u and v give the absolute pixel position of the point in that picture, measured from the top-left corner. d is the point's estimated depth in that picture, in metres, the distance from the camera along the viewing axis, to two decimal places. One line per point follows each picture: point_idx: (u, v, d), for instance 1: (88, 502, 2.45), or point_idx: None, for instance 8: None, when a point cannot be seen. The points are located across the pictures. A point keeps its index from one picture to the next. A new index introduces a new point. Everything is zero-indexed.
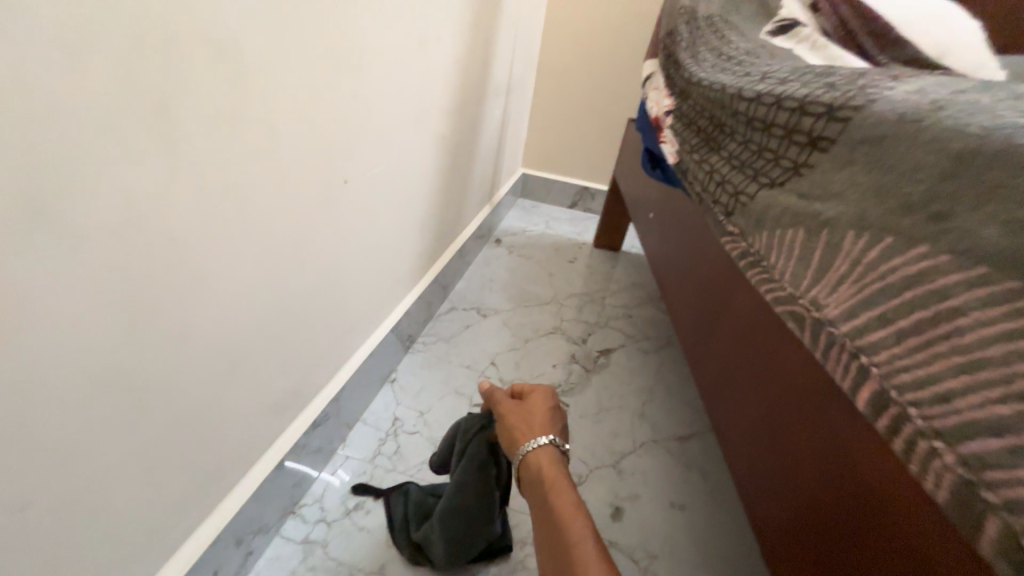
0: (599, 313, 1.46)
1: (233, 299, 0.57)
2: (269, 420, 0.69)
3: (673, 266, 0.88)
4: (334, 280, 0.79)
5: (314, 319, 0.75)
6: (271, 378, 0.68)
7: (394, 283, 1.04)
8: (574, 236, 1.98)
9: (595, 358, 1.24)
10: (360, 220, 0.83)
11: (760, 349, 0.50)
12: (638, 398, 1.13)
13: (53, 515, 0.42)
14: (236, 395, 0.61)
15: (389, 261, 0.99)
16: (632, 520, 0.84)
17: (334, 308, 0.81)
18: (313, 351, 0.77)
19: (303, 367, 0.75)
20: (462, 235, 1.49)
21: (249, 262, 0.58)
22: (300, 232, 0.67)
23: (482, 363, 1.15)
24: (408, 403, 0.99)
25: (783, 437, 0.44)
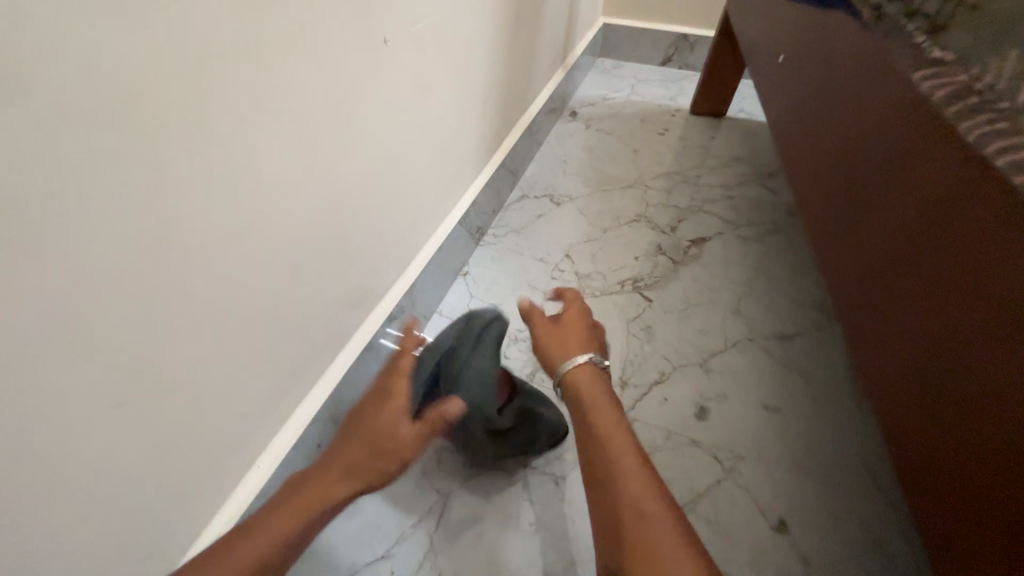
0: (692, 195, 1.26)
1: (283, 196, 0.52)
2: (346, 315, 0.70)
3: (801, 127, 0.69)
4: (390, 169, 0.71)
5: (376, 213, 0.71)
6: (341, 275, 0.67)
7: (458, 170, 0.95)
8: (665, 102, 1.66)
9: (685, 248, 1.10)
10: (412, 93, 0.71)
11: (916, 228, 0.41)
12: (735, 293, 0.99)
13: (159, 404, 0.46)
14: (309, 293, 0.61)
15: (449, 145, 0.88)
16: (719, 420, 0.79)
17: (396, 199, 0.75)
18: (380, 247, 0.74)
19: (372, 264, 0.73)
20: (532, 109, 1.30)
21: (291, 152, 0.51)
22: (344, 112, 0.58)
23: (556, 256, 1.08)
24: (481, 297, 0.97)
25: (935, 334, 0.37)
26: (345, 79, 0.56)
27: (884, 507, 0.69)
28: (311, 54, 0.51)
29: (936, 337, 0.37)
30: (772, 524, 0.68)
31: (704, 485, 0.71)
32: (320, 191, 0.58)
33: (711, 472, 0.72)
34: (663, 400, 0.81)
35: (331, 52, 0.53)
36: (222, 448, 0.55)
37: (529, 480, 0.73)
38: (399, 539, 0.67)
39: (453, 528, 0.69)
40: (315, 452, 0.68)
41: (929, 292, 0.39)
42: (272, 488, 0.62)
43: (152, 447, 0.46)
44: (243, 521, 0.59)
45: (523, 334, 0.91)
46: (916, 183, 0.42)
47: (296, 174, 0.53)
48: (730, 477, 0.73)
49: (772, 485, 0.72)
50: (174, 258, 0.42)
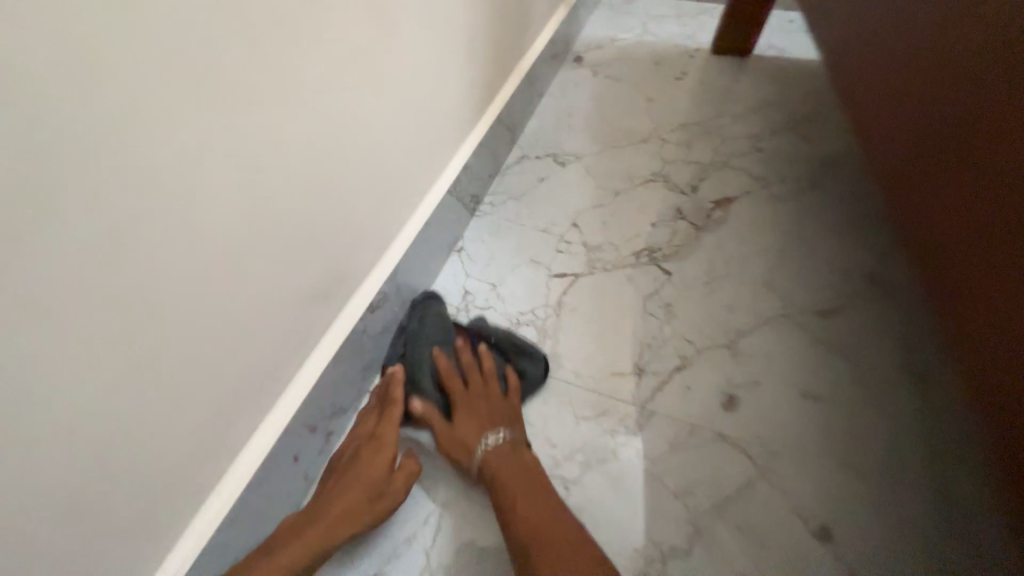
0: (716, 148, 1.11)
1: (182, 174, 0.41)
2: (312, 309, 0.61)
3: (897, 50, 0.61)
4: (350, 132, 0.59)
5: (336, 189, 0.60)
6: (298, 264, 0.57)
7: (444, 129, 0.81)
8: (684, 41, 1.46)
9: (707, 211, 0.96)
10: (366, 34, 0.57)
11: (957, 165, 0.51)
12: (765, 261, 0.87)
13: (68, 443, 0.38)
14: (258, 289, 0.52)
15: (429, 99, 0.74)
16: (750, 411, 0.69)
17: (366, 171, 0.64)
18: (348, 226, 0.64)
19: (340, 249, 0.63)
20: (530, 54, 1.13)
21: (177, 119, 0.39)
22: (250, 52, 0.43)
23: (561, 225, 0.95)
24: (477, 277, 0.87)
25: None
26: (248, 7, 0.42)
27: (929, 509, 0.62)
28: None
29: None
30: (813, 532, 0.60)
31: (735, 487, 0.63)
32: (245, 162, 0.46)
33: (742, 469, 0.64)
34: (685, 390, 0.71)
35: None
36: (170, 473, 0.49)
37: None
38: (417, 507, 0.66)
39: (464, 503, 0.67)
40: (290, 466, 0.62)
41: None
42: (242, 510, 0.56)
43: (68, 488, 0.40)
44: (209, 547, 0.53)
45: (526, 317, 0.81)
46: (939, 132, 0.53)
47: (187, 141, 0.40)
48: (764, 477, 0.64)
49: (810, 485, 0.64)
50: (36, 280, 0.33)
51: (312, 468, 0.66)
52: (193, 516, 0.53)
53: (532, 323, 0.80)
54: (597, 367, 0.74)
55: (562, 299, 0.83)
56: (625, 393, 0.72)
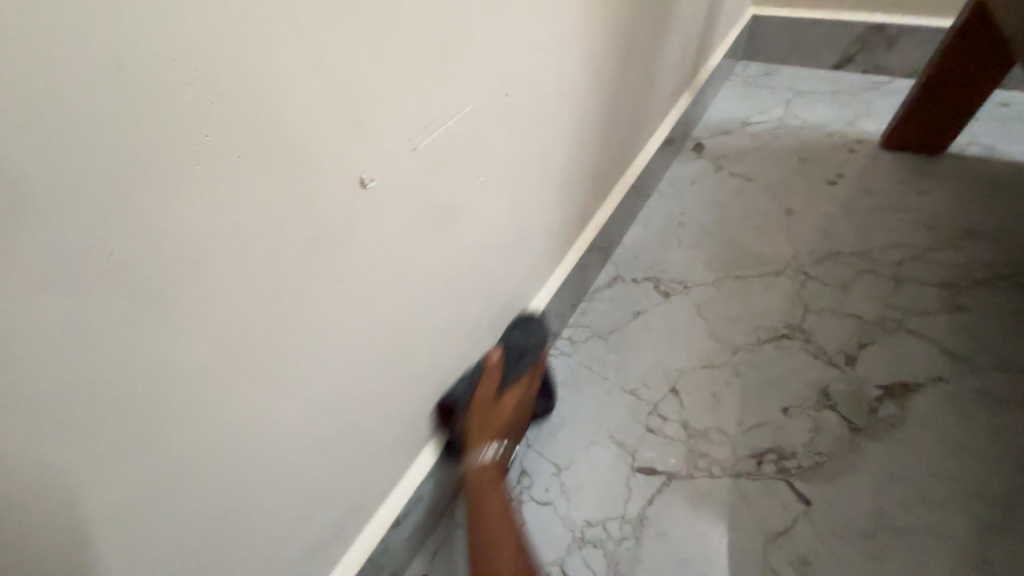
0: (889, 296, 0.82)
1: (142, 491, 0.32)
2: (329, 538, 0.50)
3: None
4: (382, 338, 0.46)
5: (374, 397, 0.48)
6: (314, 497, 0.46)
7: (523, 280, 0.68)
8: (839, 129, 1.17)
9: (870, 402, 0.69)
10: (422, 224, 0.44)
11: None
12: (968, 519, 0.59)
13: None
14: (258, 546, 0.42)
15: (506, 261, 0.61)
16: None
17: (414, 365, 0.52)
18: (387, 434, 0.52)
19: (371, 462, 0.51)
20: (641, 157, 0.95)
21: (134, 441, 0.30)
22: (247, 320, 0.34)
23: (658, 389, 0.75)
24: (539, 453, 0.69)
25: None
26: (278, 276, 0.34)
27: None
28: (192, 283, 0.30)
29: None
30: None
31: None
32: (237, 435, 0.36)
33: None
34: None
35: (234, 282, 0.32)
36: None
37: None
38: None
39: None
40: None
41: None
42: None
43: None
44: None
45: (594, 532, 0.62)
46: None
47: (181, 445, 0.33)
48: None
49: None
50: None
51: None
52: None
53: (602, 546, 0.61)
54: None
55: (645, 514, 0.63)
56: None
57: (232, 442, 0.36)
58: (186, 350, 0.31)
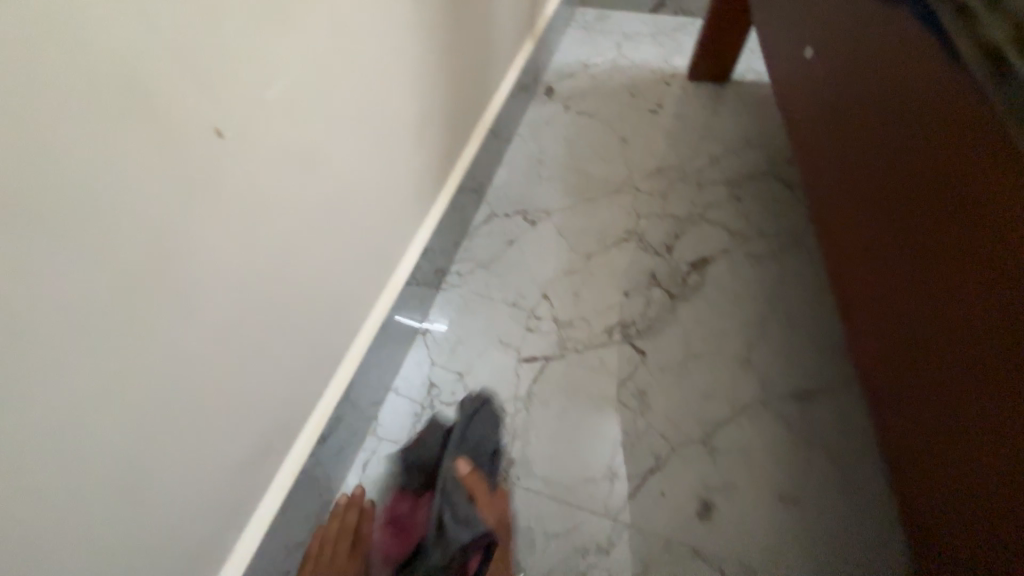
0: (694, 197, 1.05)
1: (88, 420, 0.35)
2: (261, 460, 0.55)
3: (832, 165, 0.64)
4: (280, 275, 0.50)
5: (278, 326, 0.52)
6: (243, 422, 0.51)
7: (402, 218, 0.75)
8: (658, 66, 1.39)
9: (683, 275, 0.92)
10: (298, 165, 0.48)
11: (939, 244, 0.45)
12: (745, 335, 0.83)
13: None
14: (207, 464, 0.47)
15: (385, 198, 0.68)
16: (729, 520, 0.66)
17: (314, 296, 0.57)
18: (301, 363, 0.58)
19: (290, 388, 0.57)
20: (494, 103, 1.06)
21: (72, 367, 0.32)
22: (151, 253, 0.36)
23: (532, 297, 0.91)
24: (443, 367, 0.83)
25: (969, 437, 0.40)
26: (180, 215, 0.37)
27: None
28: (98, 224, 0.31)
29: (973, 485, 0.39)
30: None
31: None
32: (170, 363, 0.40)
33: None
34: (661, 497, 0.68)
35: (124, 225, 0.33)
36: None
37: None
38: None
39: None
40: None
41: (968, 429, 0.40)
42: None
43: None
44: None
45: (494, 413, 0.77)
46: (933, 211, 0.46)
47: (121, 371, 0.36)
48: None
49: None
50: None
51: None
52: None
53: (501, 422, 0.76)
54: (568, 473, 0.71)
55: (532, 390, 0.80)
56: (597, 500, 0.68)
57: (162, 368, 0.39)
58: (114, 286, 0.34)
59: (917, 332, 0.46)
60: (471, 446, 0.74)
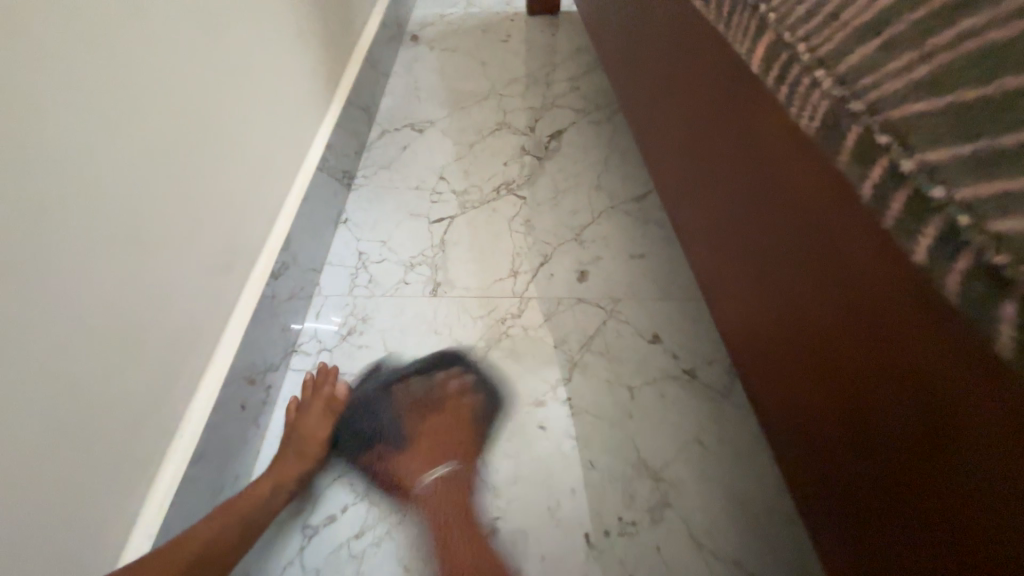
0: (544, 93, 1.31)
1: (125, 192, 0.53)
2: (227, 272, 0.69)
3: (632, 90, 0.66)
4: (222, 135, 0.68)
5: (230, 173, 0.69)
6: (215, 235, 0.67)
7: (306, 103, 0.91)
8: (502, 7, 1.63)
9: (545, 144, 1.17)
10: (210, 57, 0.65)
11: (779, 185, 0.38)
12: (594, 171, 1.10)
13: (75, 379, 0.48)
14: (198, 257, 0.63)
15: (288, 73, 0.86)
16: (598, 277, 0.91)
17: (251, 157, 0.74)
18: (243, 200, 0.72)
19: (236, 195, 0.71)
20: (364, 39, 1.24)
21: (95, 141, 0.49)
22: (125, 84, 0.53)
23: (431, 179, 1.10)
24: (368, 238, 0.99)
25: (921, 520, 0.32)
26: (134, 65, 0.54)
27: None
28: (89, 47, 0.49)
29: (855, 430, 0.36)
30: (649, 339, 0.81)
31: (595, 328, 0.83)
32: (140, 75, 0.54)
33: (597, 316, 0.85)
34: (551, 276, 0.92)
35: (112, 64, 0.51)
36: (143, 415, 0.56)
37: (453, 371, 0.79)
38: (393, 397, 0.77)
39: (413, 382, 0.79)
40: (240, 414, 0.69)
41: (881, 412, 0.34)
42: (210, 455, 0.64)
43: (57, 420, 0.46)
44: (185, 485, 0.60)
45: (417, 258, 0.95)
46: (831, 236, 0.34)
47: (125, 162, 0.53)
48: (614, 316, 0.85)
49: (646, 311, 0.85)
50: (39, 256, 0.44)
51: (261, 416, 0.74)
52: (159, 467, 0.58)
53: (424, 262, 0.94)
54: (482, 280, 0.91)
55: (444, 237, 0.99)
56: (506, 289, 0.90)
57: (153, 169, 0.56)
58: (116, 101, 0.51)
59: (851, 423, 0.37)
60: (404, 282, 0.91)
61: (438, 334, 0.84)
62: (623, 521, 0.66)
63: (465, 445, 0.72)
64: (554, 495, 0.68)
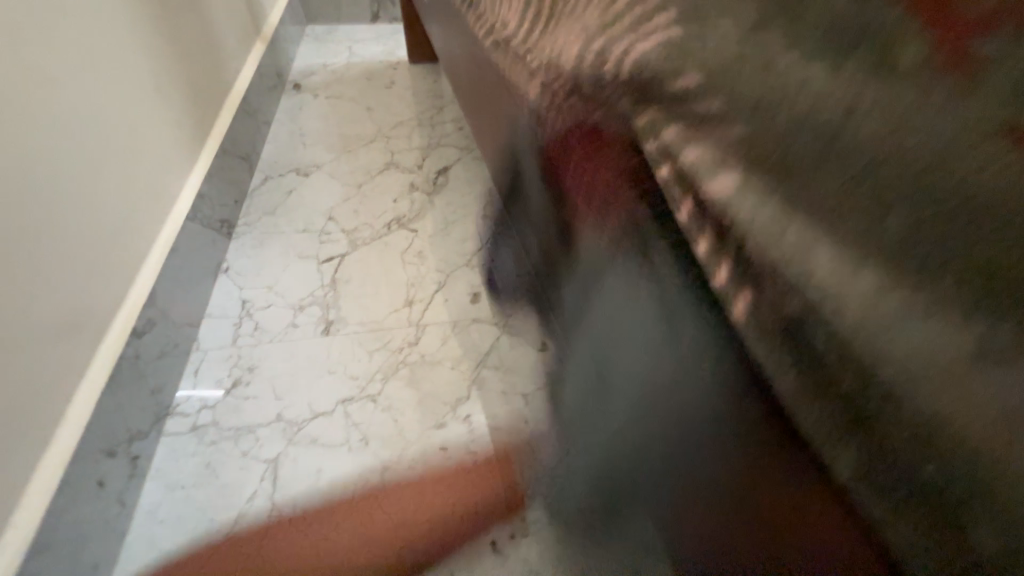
0: (430, 133, 1.39)
1: None
2: (73, 333, 0.63)
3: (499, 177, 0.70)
4: (62, 188, 0.63)
5: (73, 227, 0.64)
6: (55, 294, 0.61)
7: (166, 150, 0.88)
8: (385, 56, 1.72)
9: (433, 179, 1.24)
10: (43, 104, 0.61)
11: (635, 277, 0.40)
12: (480, 201, 1.18)
13: None
14: (32, 319, 0.57)
15: (146, 122, 0.83)
16: (490, 297, 0.96)
17: (100, 208, 0.69)
18: (91, 254, 0.67)
19: (84, 250, 0.66)
20: (237, 88, 1.23)
21: None
22: None
23: (320, 221, 1.10)
24: (252, 285, 0.95)
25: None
26: None
27: None
28: None
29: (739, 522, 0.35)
30: (539, 348, 0.88)
31: (488, 345, 0.88)
32: None
33: (491, 334, 0.90)
34: (445, 301, 0.95)
35: None
36: None
37: (350, 408, 0.78)
38: (286, 445, 0.74)
39: (308, 424, 0.76)
40: (97, 492, 0.62)
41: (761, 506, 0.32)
42: (57, 544, 0.56)
43: None
44: None
45: (308, 299, 0.94)
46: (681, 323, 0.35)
47: None
48: (507, 331, 0.91)
49: (534, 323, 0.92)
50: None
51: (127, 492, 0.67)
52: None
53: (315, 302, 0.93)
54: (377, 312, 0.92)
55: (335, 275, 0.99)
56: (401, 319, 0.91)
57: None
58: None
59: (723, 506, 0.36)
60: (293, 325, 0.89)
61: (333, 373, 0.83)
62: (526, 521, 0.69)
63: (367, 480, 0.71)
64: (458, 511, 0.69)
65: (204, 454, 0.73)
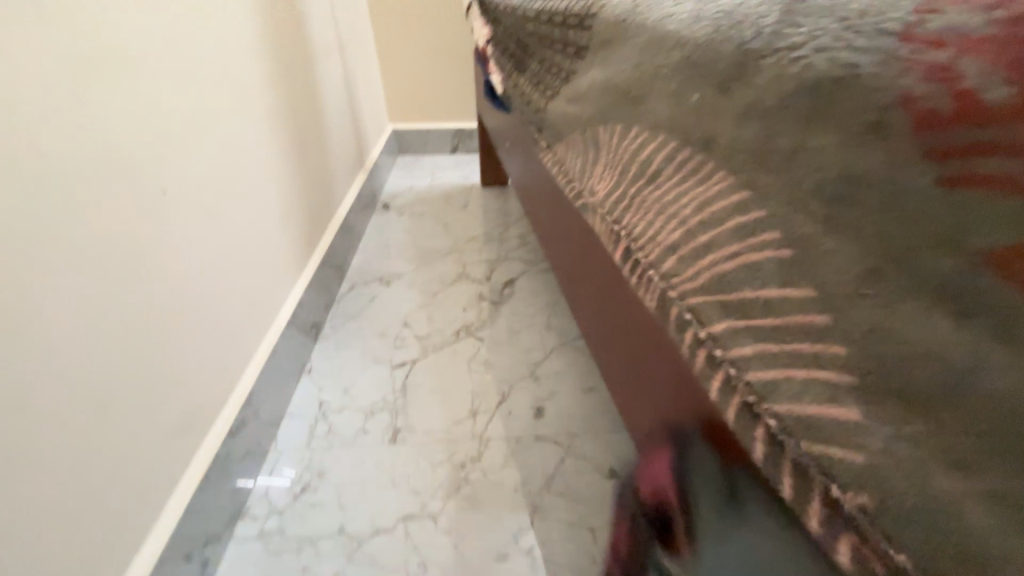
0: (499, 248, 1.52)
1: (99, 367, 0.57)
2: (184, 434, 0.70)
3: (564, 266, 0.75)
4: (201, 305, 0.75)
5: (202, 337, 0.75)
6: (178, 398, 0.69)
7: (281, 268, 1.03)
8: (461, 181, 1.97)
9: (501, 290, 1.32)
10: (200, 239, 0.76)
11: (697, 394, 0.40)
12: (544, 313, 1.23)
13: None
14: (155, 421, 0.65)
15: (270, 246, 0.99)
16: (554, 413, 0.95)
17: (224, 320, 0.81)
18: (210, 360, 0.77)
19: (206, 357, 0.76)
20: (341, 210, 1.45)
21: (87, 325, 0.56)
22: (124, 273, 0.61)
23: (396, 326, 1.19)
24: (331, 387, 1.02)
25: None
26: (136, 258, 0.63)
27: None
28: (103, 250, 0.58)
29: None
30: (606, 474, 0.83)
31: (552, 467, 0.85)
32: (139, 262, 0.63)
33: (556, 453, 0.87)
34: (509, 414, 0.96)
35: (116, 255, 0.60)
36: None
37: (410, 527, 0.77)
38: (345, 562, 0.72)
39: (368, 542, 0.75)
40: None
41: None
42: None
43: None
44: None
45: (379, 404, 0.98)
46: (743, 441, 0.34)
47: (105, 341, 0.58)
48: (572, 452, 0.88)
49: (600, 445, 0.88)
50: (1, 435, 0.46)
51: None
52: None
53: (386, 408, 0.97)
54: (443, 422, 0.94)
55: (406, 381, 1.03)
56: (467, 431, 0.92)
57: (129, 343, 0.61)
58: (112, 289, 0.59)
59: None
60: (364, 430, 0.92)
61: (396, 485, 0.83)
62: None
63: None
64: None
65: (266, 565, 0.73)
